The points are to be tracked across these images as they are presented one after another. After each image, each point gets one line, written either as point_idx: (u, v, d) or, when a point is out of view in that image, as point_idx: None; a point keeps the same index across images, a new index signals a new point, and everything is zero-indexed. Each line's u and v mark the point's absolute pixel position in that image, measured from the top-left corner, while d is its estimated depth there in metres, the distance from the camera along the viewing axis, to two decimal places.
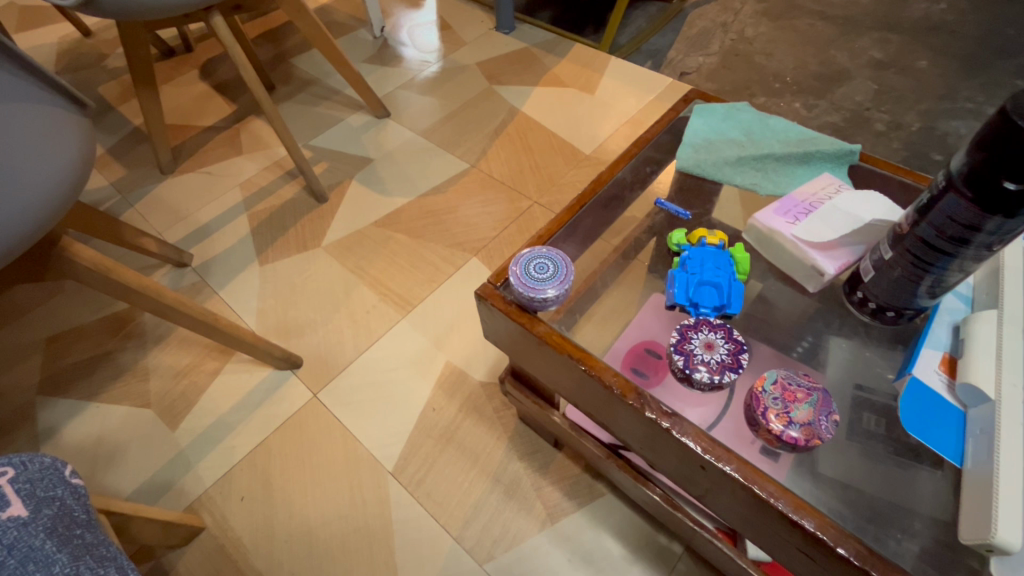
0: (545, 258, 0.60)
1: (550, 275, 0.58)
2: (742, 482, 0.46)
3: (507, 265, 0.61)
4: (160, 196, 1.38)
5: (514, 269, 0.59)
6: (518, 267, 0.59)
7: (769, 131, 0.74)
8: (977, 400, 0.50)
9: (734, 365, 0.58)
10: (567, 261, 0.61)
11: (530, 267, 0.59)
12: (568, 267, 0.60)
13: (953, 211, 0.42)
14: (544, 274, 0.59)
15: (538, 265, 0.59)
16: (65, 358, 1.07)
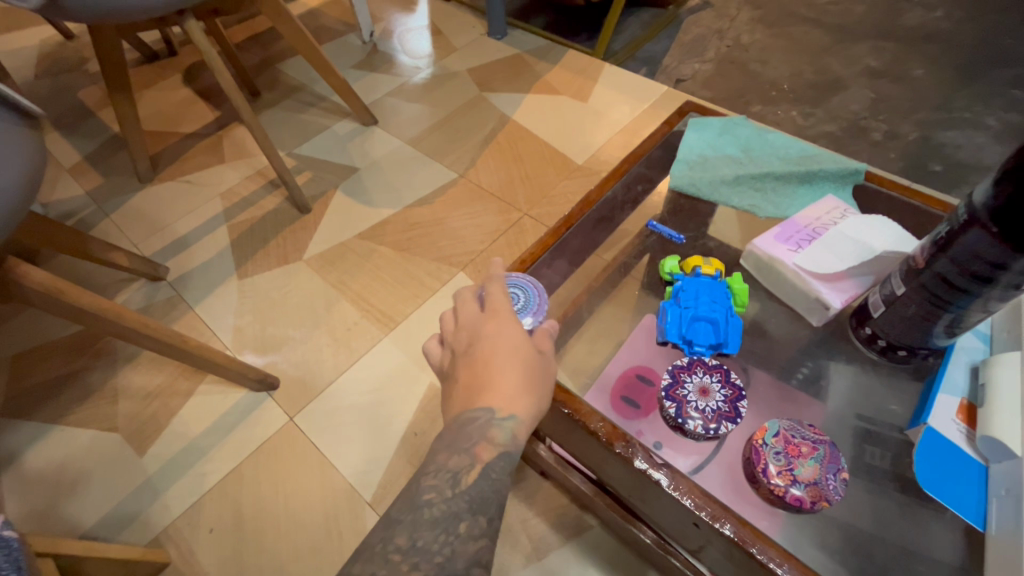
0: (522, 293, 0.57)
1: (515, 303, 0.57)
2: (738, 543, 0.42)
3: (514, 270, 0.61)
4: (136, 206, 1.33)
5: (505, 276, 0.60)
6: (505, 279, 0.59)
7: (767, 147, 0.70)
8: (998, 452, 0.47)
9: (731, 414, 0.55)
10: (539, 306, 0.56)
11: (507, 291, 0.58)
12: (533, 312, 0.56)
13: (976, 245, 0.39)
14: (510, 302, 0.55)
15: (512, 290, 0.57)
16: (28, 378, 1.01)
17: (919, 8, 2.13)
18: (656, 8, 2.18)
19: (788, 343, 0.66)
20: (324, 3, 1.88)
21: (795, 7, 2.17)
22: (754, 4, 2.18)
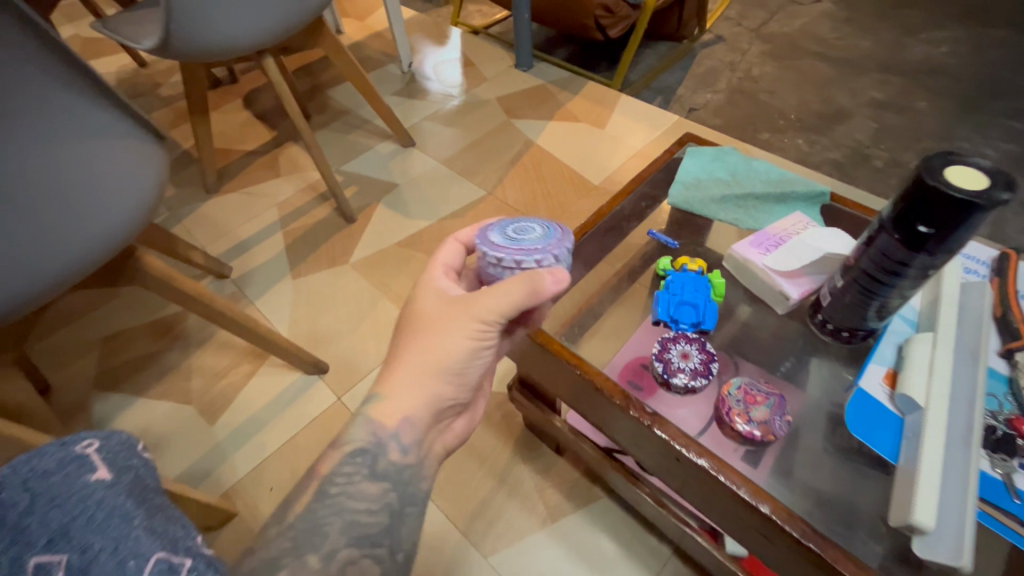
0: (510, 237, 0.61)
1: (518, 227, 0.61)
2: (710, 471, 0.53)
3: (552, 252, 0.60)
4: (204, 213, 1.51)
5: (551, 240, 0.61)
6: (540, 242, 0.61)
7: (752, 172, 0.83)
8: (910, 406, 0.52)
9: (705, 372, 0.69)
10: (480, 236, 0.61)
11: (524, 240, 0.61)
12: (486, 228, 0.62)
13: (886, 247, 0.50)
14: (520, 234, 0.60)
15: (542, 233, 0.61)
16: (117, 357, 1.19)
17: (924, 43, 2.26)
18: (671, 42, 2.34)
19: (769, 336, 0.78)
20: (369, 36, 2.08)
21: (803, 42, 2.31)
22: (765, 39, 2.33)
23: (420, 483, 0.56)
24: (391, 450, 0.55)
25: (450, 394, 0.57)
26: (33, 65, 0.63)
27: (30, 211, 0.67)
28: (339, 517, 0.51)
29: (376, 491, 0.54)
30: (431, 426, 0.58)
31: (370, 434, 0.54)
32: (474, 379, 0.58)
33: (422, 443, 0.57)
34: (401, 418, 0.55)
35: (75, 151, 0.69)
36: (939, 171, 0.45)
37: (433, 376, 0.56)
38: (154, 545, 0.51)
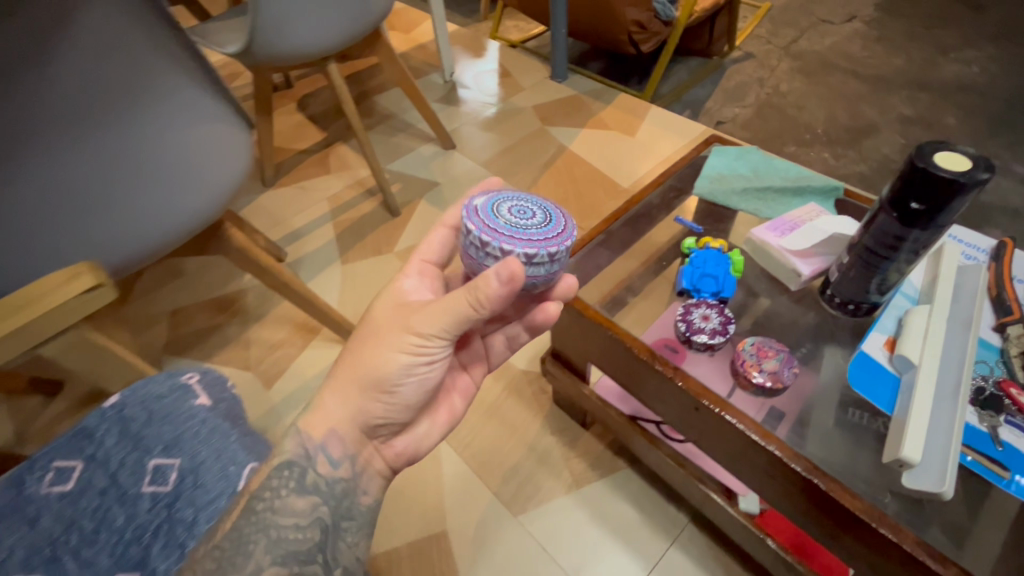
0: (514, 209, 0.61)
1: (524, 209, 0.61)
2: (725, 417, 0.61)
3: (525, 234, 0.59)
4: (262, 204, 1.65)
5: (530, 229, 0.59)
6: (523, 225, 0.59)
7: (773, 169, 0.91)
8: (907, 365, 0.59)
9: (724, 331, 0.76)
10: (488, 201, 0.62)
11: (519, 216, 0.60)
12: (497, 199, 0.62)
13: (885, 225, 0.58)
14: (517, 215, 0.60)
15: (541, 223, 0.60)
16: (185, 327, 1.32)
17: (955, 63, 2.29)
18: (701, 58, 2.43)
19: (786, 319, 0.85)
20: (414, 48, 2.23)
21: (833, 60, 2.37)
22: (794, 56, 2.40)
23: (351, 498, 0.61)
24: (319, 463, 0.60)
25: (381, 412, 0.61)
26: (151, 47, 0.69)
27: (141, 183, 0.74)
28: (265, 535, 0.54)
29: (303, 507, 0.58)
30: (362, 442, 0.62)
31: (300, 448, 0.59)
32: (410, 398, 0.61)
33: (353, 457, 0.61)
34: (328, 430, 0.59)
35: (183, 130, 0.75)
36: (929, 156, 0.52)
37: (365, 393, 0.59)
38: (247, 457, 0.64)
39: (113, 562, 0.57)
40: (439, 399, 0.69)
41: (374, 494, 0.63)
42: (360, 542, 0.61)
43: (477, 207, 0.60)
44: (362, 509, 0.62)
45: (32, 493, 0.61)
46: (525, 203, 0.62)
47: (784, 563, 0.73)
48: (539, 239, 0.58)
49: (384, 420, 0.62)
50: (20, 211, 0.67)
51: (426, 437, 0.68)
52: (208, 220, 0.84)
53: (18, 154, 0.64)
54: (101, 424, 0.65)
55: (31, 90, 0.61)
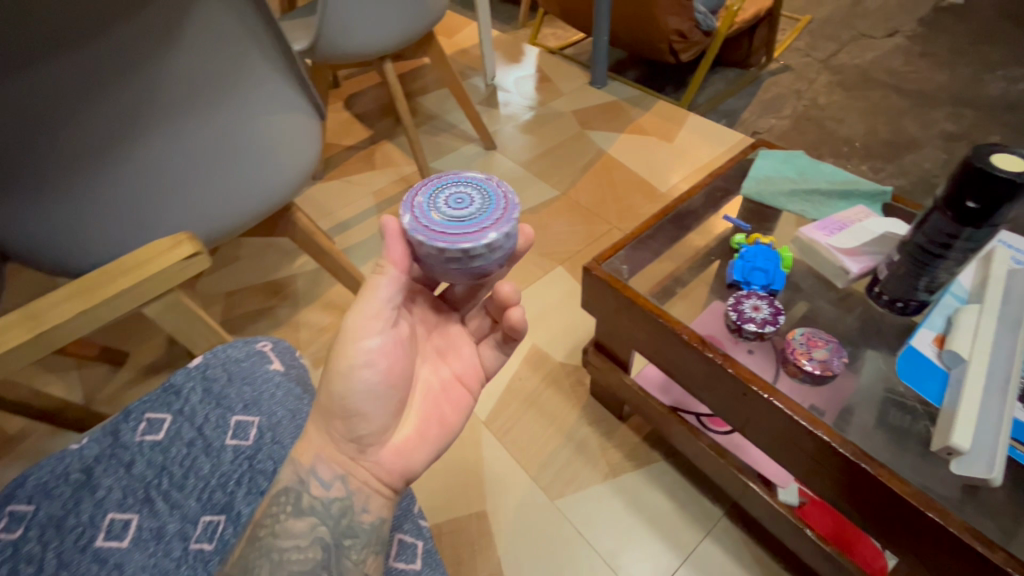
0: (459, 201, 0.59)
1: (462, 205, 0.59)
2: (773, 402, 0.64)
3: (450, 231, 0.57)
4: (310, 196, 1.72)
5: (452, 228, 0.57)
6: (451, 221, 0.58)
7: (820, 172, 0.93)
8: (956, 361, 0.61)
9: (774, 321, 0.79)
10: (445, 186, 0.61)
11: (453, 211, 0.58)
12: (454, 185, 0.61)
13: (939, 224, 0.60)
14: (451, 204, 0.58)
15: (469, 216, 0.58)
16: (239, 309, 1.39)
17: (1001, 80, 2.26)
18: (739, 69, 2.45)
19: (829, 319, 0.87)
20: (457, 52, 2.30)
21: (874, 73, 2.36)
22: (834, 69, 2.40)
23: (350, 517, 0.56)
24: (312, 486, 0.56)
25: (356, 425, 0.58)
26: (244, 40, 0.74)
27: (223, 166, 0.80)
28: (268, 559, 0.52)
29: (300, 528, 0.55)
30: (351, 462, 0.58)
31: (293, 475, 0.57)
32: (369, 409, 0.57)
33: (345, 476, 0.57)
34: (312, 455, 0.57)
35: (262, 117, 0.81)
36: (987, 158, 0.54)
37: (325, 410, 0.58)
38: None
39: (201, 505, 0.62)
40: (438, 406, 0.63)
41: (376, 511, 0.57)
42: (368, 559, 0.56)
43: (421, 190, 0.61)
44: (365, 526, 0.56)
45: (127, 439, 0.67)
46: (468, 192, 0.60)
47: (823, 554, 0.75)
48: (453, 233, 0.56)
49: (362, 433, 0.58)
50: (123, 187, 0.73)
51: (422, 447, 0.61)
52: (275, 203, 0.91)
53: (128, 136, 0.70)
54: (186, 382, 0.71)
55: (145, 76, 0.67)
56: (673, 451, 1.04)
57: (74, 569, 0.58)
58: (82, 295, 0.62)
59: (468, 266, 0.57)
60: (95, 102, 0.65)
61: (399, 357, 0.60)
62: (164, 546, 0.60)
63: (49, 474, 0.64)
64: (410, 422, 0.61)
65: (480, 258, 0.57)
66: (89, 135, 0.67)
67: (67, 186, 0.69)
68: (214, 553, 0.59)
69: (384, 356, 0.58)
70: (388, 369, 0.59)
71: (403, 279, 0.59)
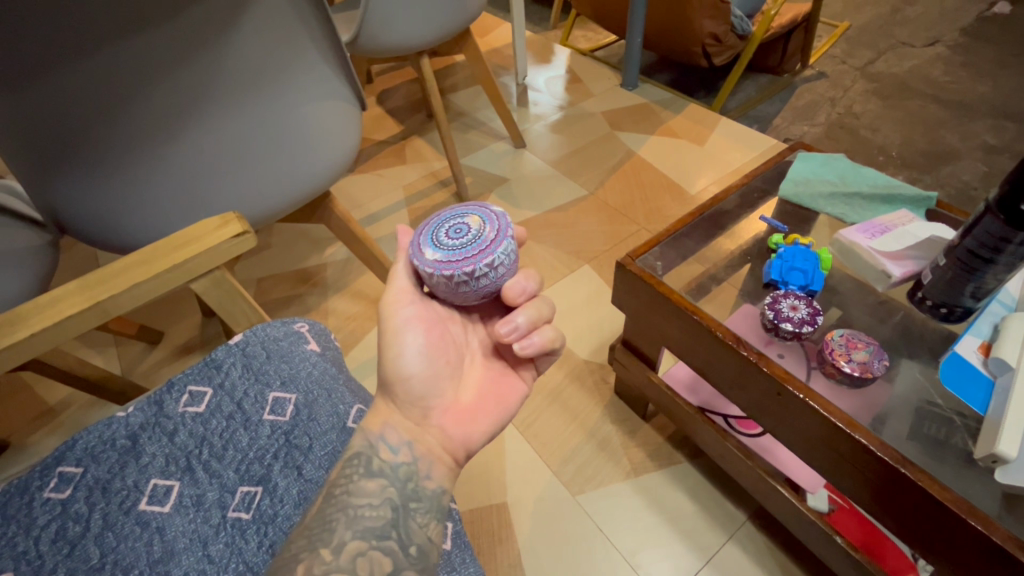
0: (460, 227, 0.63)
1: (463, 231, 0.62)
2: (808, 402, 0.63)
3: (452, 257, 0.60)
4: (341, 187, 1.75)
5: (456, 253, 0.60)
6: (451, 247, 0.61)
7: (861, 176, 0.91)
8: (1002, 369, 0.59)
9: (812, 321, 0.78)
10: (450, 214, 0.65)
11: (451, 237, 0.62)
12: (455, 213, 0.65)
13: (990, 228, 0.58)
14: (450, 234, 0.62)
15: (468, 243, 0.61)
16: (270, 294, 1.42)
17: None
18: (772, 74, 2.42)
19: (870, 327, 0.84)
20: (488, 51, 2.32)
21: (913, 82, 2.31)
22: (871, 77, 2.35)
23: (416, 481, 0.57)
24: (381, 450, 0.58)
25: (415, 390, 0.61)
26: (296, 28, 0.77)
27: (269, 150, 0.82)
28: (344, 513, 0.53)
29: (373, 488, 0.55)
30: (417, 427, 0.60)
31: (363, 440, 0.58)
32: (418, 372, 0.61)
33: (411, 441, 0.59)
34: (382, 422, 0.60)
35: (308, 104, 0.83)
36: None
37: (385, 377, 0.62)
38: (353, 400, 0.69)
39: (239, 475, 0.64)
40: (495, 383, 0.66)
41: (439, 479, 0.58)
42: (433, 524, 0.55)
43: (426, 224, 0.65)
44: (429, 492, 0.57)
45: (170, 410, 0.69)
46: (465, 219, 0.63)
47: (852, 561, 0.74)
48: (457, 261, 0.60)
49: (422, 397, 0.61)
50: (175, 167, 0.75)
51: (479, 420, 0.63)
52: (316, 190, 0.93)
53: (184, 118, 0.72)
54: (227, 358, 0.73)
55: (204, 61, 0.69)
56: (697, 453, 1.03)
57: (119, 531, 0.61)
58: (136, 268, 0.64)
59: (475, 287, 0.61)
60: (157, 83, 0.67)
61: (433, 328, 0.64)
62: (202, 513, 0.62)
63: (96, 439, 0.67)
64: (467, 397, 0.64)
65: (484, 276, 0.60)
66: (149, 116, 0.69)
67: (123, 164, 0.72)
68: (250, 522, 0.61)
69: (420, 323, 0.63)
70: (431, 338, 0.63)
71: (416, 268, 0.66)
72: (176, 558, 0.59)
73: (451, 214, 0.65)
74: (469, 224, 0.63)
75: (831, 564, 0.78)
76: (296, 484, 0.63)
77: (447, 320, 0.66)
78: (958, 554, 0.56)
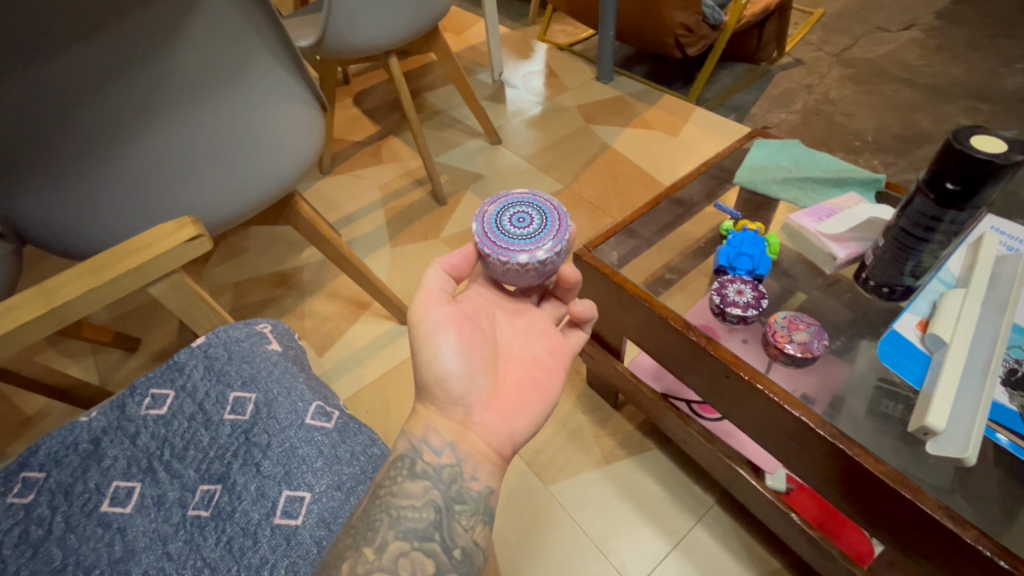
0: (514, 217, 0.69)
1: (520, 214, 0.69)
2: (750, 381, 0.65)
3: (541, 230, 0.68)
4: (318, 189, 1.75)
5: (539, 226, 0.68)
6: (532, 226, 0.68)
7: (814, 161, 0.92)
8: (938, 345, 0.61)
9: (756, 304, 0.80)
10: (485, 218, 0.69)
11: (519, 225, 0.68)
12: (485, 217, 0.69)
13: (922, 207, 0.60)
14: (517, 223, 0.68)
15: (540, 225, 0.68)
16: (247, 298, 1.43)
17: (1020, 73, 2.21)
18: (748, 63, 2.43)
19: (829, 310, 0.85)
20: (465, 49, 2.32)
21: (887, 67, 2.33)
22: (846, 63, 2.37)
23: (460, 483, 0.58)
24: (425, 452, 0.59)
25: (455, 390, 0.61)
26: (247, 34, 0.77)
27: (229, 153, 0.83)
28: (387, 514, 0.54)
29: (416, 490, 0.57)
30: (460, 427, 0.60)
31: (407, 443, 0.60)
32: (456, 371, 0.61)
33: (455, 442, 0.59)
34: (426, 425, 0.60)
35: (266, 106, 0.84)
36: (966, 139, 0.54)
37: (423, 381, 0.62)
38: (313, 397, 0.70)
39: (199, 475, 0.65)
40: (534, 376, 0.67)
41: (485, 479, 0.59)
42: (478, 527, 0.57)
43: (480, 228, 0.69)
44: (474, 494, 0.58)
45: (133, 413, 0.70)
46: (512, 209, 0.70)
47: (807, 538, 0.76)
48: (552, 235, 0.67)
49: (463, 396, 0.61)
50: (131, 172, 0.76)
51: (522, 415, 0.64)
52: (278, 195, 0.94)
53: (137, 125, 0.73)
54: (189, 360, 0.74)
55: (154, 68, 0.70)
56: (666, 439, 1.05)
57: (80, 533, 0.62)
58: (89, 274, 0.65)
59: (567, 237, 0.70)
60: (107, 92, 0.68)
61: (465, 326, 0.64)
62: (163, 513, 0.63)
63: (59, 444, 0.68)
64: (506, 390, 0.64)
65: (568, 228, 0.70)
66: (101, 124, 0.70)
67: (77, 172, 0.73)
68: (209, 519, 0.62)
69: (452, 323, 0.63)
70: (465, 337, 0.62)
71: (443, 275, 0.66)
72: (136, 557, 0.60)
73: (492, 218, 0.69)
74: (504, 213, 0.70)
75: (791, 542, 0.80)
76: (254, 481, 0.63)
77: (475, 319, 0.66)
78: (906, 527, 0.57)
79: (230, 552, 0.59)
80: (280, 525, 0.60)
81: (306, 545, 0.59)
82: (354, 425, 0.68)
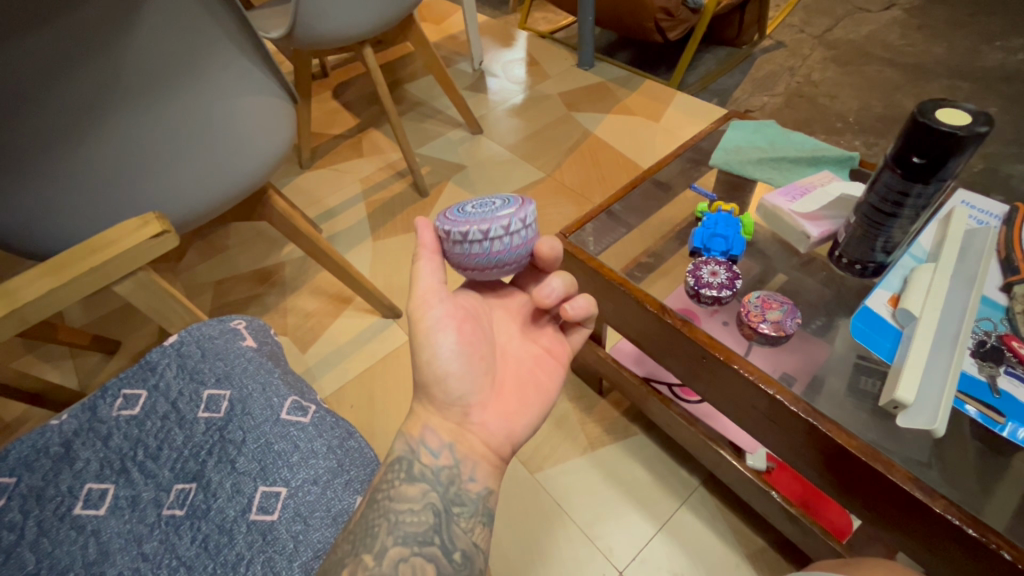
0: (482, 209, 0.64)
1: (476, 209, 0.64)
2: (724, 359, 0.67)
3: (484, 199, 0.66)
4: (297, 183, 1.73)
5: (484, 201, 0.66)
6: (487, 202, 0.65)
7: (790, 141, 0.92)
8: (909, 319, 0.61)
9: (730, 285, 0.80)
10: (495, 219, 0.62)
11: (486, 206, 0.64)
12: (492, 219, 0.61)
13: (890, 182, 0.60)
14: (480, 207, 0.64)
15: (496, 200, 0.65)
16: (227, 296, 1.41)
17: (1000, 51, 2.22)
18: (730, 47, 2.42)
19: (808, 289, 0.85)
20: (445, 38, 2.29)
21: (869, 48, 2.33)
22: (828, 45, 2.37)
23: (458, 484, 0.57)
24: (422, 454, 0.58)
25: (453, 391, 0.60)
26: (207, 22, 0.76)
27: (194, 146, 0.81)
28: (386, 518, 0.54)
29: (414, 493, 0.56)
30: (458, 428, 0.59)
31: (405, 445, 0.59)
32: (455, 371, 0.60)
33: (452, 443, 0.59)
34: (424, 425, 0.59)
35: (232, 99, 0.83)
36: (931, 112, 0.54)
37: (421, 380, 0.61)
38: (289, 392, 0.69)
39: (174, 474, 0.64)
40: (527, 375, 0.65)
41: (482, 480, 0.58)
42: (477, 529, 0.57)
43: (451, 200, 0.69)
44: (472, 495, 0.58)
45: (104, 414, 0.69)
46: (484, 197, 0.67)
47: (789, 515, 0.77)
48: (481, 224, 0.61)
49: (462, 397, 0.60)
50: (94, 167, 0.74)
51: (522, 415, 0.63)
52: (248, 190, 0.92)
53: (95, 118, 0.71)
54: (161, 359, 0.73)
55: (109, 61, 0.68)
56: (651, 424, 1.06)
57: (54, 537, 0.61)
58: (54, 273, 0.63)
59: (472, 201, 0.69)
60: (61, 87, 0.66)
61: (466, 323, 0.63)
62: (138, 513, 0.62)
63: (30, 448, 0.66)
64: (505, 390, 0.63)
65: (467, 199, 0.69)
66: (59, 119, 0.68)
67: (37, 168, 0.71)
68: (184, 518, 0.61)
69: (452, 321, 0.61)
70: (464, 335, 0.61)
71: (439, 258, 0.64)
72: (111, 559, 0.59)
73: (492, 214, 0.62)
74: (476, 215, 0.62)
75: (774, 521, 0.81)
76: (229, 478, 0.63)
77: (477, 317, 0.65)
78: (887, 502, 0.57)
79: (206, 550, 0.59)
80: (256, 522, 0.60)
81: (283, 540, 0.58)
82: (331, 419, 0.68)
